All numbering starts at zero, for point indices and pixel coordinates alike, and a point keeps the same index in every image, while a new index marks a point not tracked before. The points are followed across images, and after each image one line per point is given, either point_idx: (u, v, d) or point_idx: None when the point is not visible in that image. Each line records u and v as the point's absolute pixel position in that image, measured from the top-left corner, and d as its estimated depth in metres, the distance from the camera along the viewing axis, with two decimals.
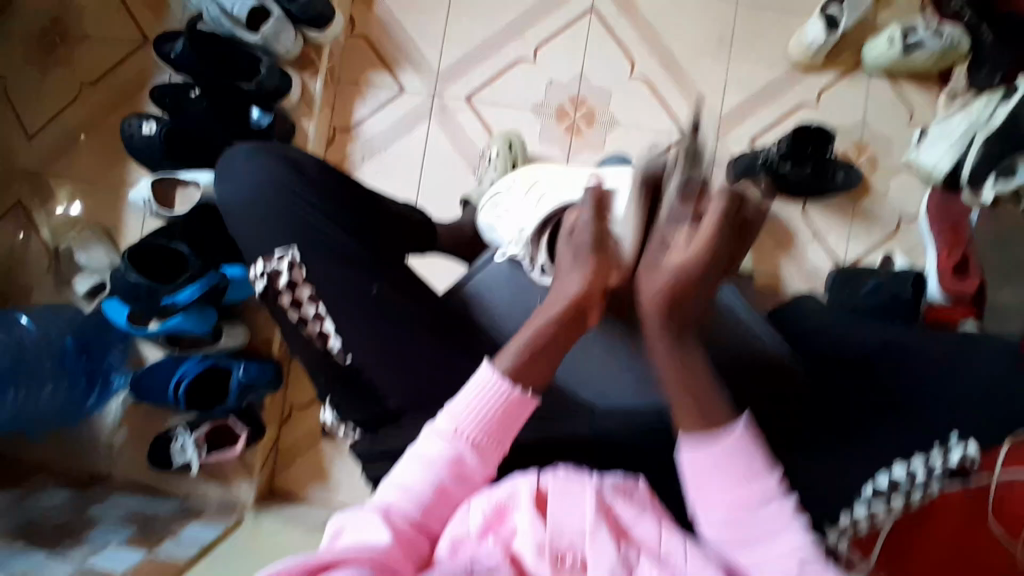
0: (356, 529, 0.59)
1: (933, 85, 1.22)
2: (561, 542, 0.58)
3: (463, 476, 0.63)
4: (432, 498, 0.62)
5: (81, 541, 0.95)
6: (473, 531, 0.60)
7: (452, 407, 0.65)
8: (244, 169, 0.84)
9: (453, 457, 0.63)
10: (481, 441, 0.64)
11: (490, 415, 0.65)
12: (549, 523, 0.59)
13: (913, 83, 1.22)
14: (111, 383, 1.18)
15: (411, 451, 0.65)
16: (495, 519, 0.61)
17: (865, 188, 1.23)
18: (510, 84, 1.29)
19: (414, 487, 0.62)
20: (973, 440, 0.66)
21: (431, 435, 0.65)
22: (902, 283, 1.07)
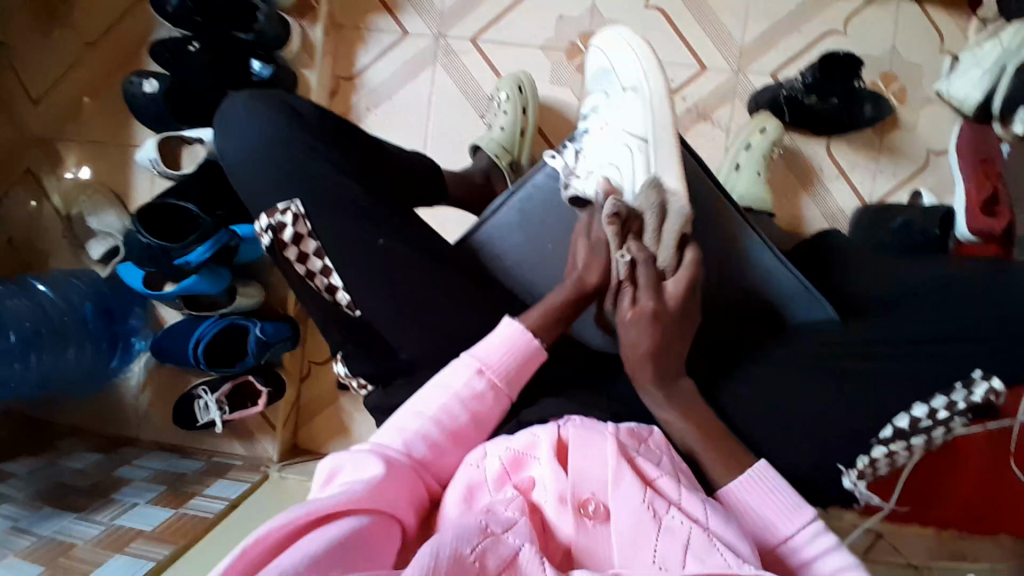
0: (355, 467, 0.59)
1: (970, 6, 1.14)
2: (583, 491, 0.60)
3: (478, 410, 0.68)
4: (442, 439, 0.65)
5: (112, 501, 0.98)
6: (490, 480, 0.63)
7: (477, 347, 0.71)
8: (244, 122, 0.81)
9: (474, 390, 0.68)
10: (500, 378, 0.70)
11: (511, 356, 0.71)
12: (569, 471, 0.61)
13: (949, 3, 1.15)
14: (132, 348, 1.18)
15: (432, 383, 0.69)
16: (512, 469, 0.63)
17: (893, 122, 1.18)
18: (516, 22, 1.23)
19: (428, 415, 0.66)
20: (996, 377, 0.69)
21: (455, 368, 0.70)
22: (931, 217, 1.05)
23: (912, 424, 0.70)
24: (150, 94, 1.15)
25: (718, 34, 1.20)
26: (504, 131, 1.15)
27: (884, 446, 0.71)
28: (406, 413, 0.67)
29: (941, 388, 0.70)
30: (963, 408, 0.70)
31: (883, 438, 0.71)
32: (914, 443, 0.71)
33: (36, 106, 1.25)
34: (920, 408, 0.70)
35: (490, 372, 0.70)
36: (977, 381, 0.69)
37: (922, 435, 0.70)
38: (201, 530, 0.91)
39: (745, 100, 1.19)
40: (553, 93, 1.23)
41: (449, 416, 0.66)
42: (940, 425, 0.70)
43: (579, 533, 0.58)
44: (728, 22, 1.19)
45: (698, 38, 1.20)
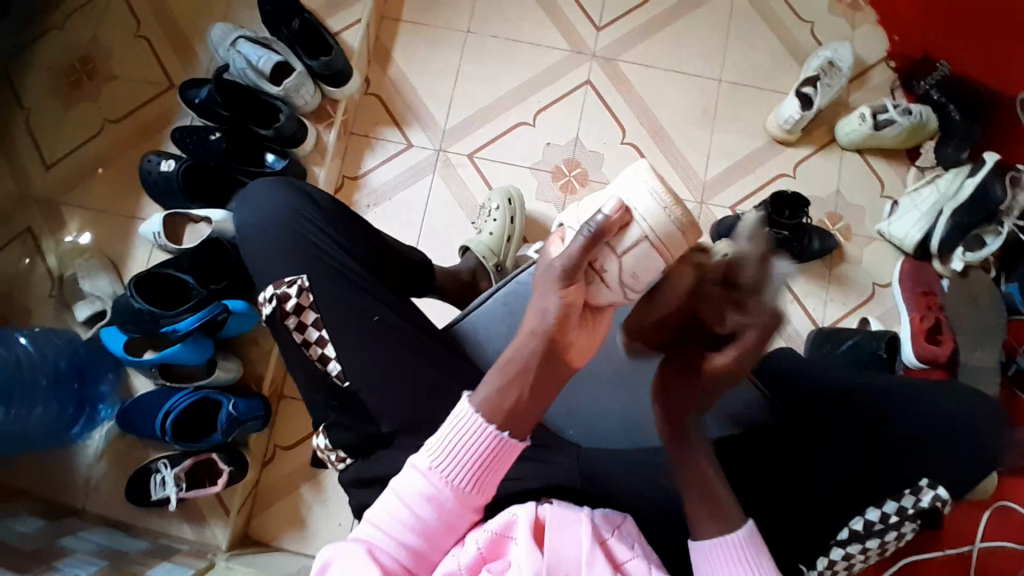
0: (342, 563, 0.64)
1: (903, 161, 1.33)
2: (559, 571, 0.64)
3: (445, 511, 0.67)
4: (420, 542, 0.67)
5: (51, 570, 0.91)
6: (465, 565, 0.65)
7: (434, 448, 0.68)
8: (263, 199, 0.89)
9: (432, 493, 0.67)
10: (458, 479, 0.67)
11: (473, 459, 0.67)
12: (546, 552, 0.65)
13: (883, 159, 1.34)
14: (96, 415, 1.17)
15: (394, 485, 0.69)
16: (490, 553, 0.67)
17: (841, 255, 1.32)
18: (510, 144, 1.38)
19: (396, 525, 0.67)
20: (941, 485, 0.79)
21: (411, 470, 0.68)
22: (878, 339, 1.15)
23: (866, 527, 0.78)
24: (165, 172, 1.23)
25: (685, 167, 1.36)
26: (492, 236, 1.25)
27: (840, 548, 0.78)
28: (374, 519, 0.68)
29: (894, 493, 0.79)
30: (912, 513, 0.78)
31: (840, 540, 0.78)
32: (867, 546, 0.78)
33: (48, 170, 1.32)
34: (874, 512, 0.78)
35: (441, 472, 0.67)
36: (925, 489, 0.79)
37: (875, 538, 0.77)
38: None
39: (710, 224, 1.33)
40: (538, 207, 1.35)
41: (417, 521, 0.67)
42: (891, 528, 0.78)
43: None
44: (695, 157, 1.37)
45: (668, 169, 1.36)
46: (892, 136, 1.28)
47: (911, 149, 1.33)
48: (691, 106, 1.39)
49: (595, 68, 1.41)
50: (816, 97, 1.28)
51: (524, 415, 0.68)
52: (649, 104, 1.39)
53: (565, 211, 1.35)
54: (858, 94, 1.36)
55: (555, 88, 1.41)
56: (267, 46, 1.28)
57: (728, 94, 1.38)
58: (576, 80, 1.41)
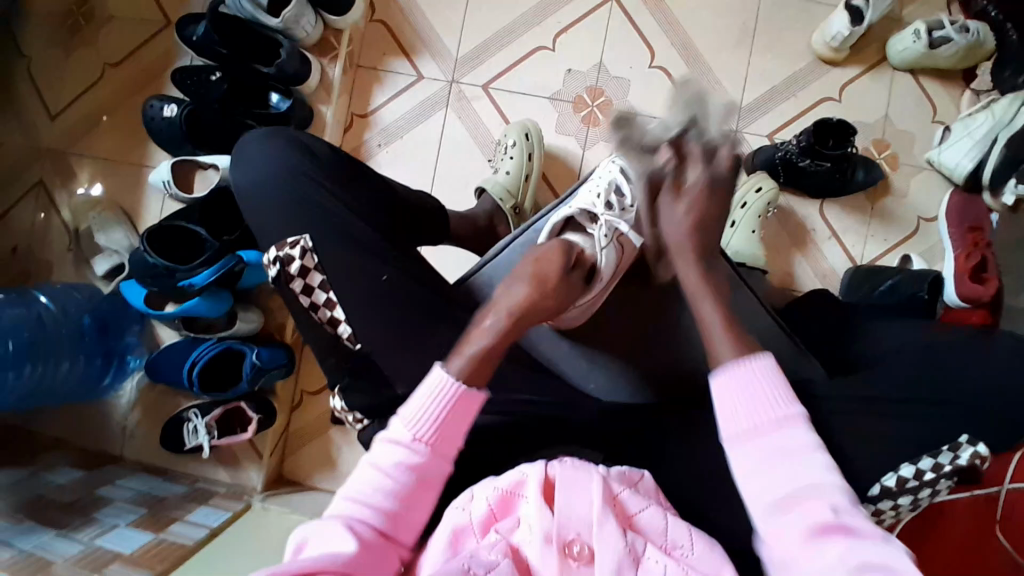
0: (318, 541, 0.62)
1: (958, 83, 1.21)
2: (568, 532, 0.64)
3: (425, 475, 0.67)
4: (399, 506, 0.65)
5: (90, 523, 0.96)
6: (477, 520, 0.66)
7: (406, 413, 0.68)
8: (263, 153, 0.84)
9: (409, 460, 0.66)
10: (433, 442, 0.67)
11: (443, 415, 0.68)
12: (555, 512, 0.65)
13: (939, 79, 1.21)
14: (126, 365, 1.20)
15: (370, 456, 0.68)
16: (500, 510, 0.67)
17: (886, 188, 1.22)
18: (527, 72, 1.28)
19: (376, 494, 0.65)
20: (982, 442, 0.74)
21: (386, 443, 0.67)
22: (920, 281, 1.07)
23: (899, 484, 0.74)
24: (169, 118, 1.19)
25: (719, 94, 1.25)
26: (508, 176, 1.18)
27: (873, 505, 0.75)
28: (353, 489, 0.66)
29: (929, 451, 0.75)
30: (949, 470, 0.74)
31: (872, 496, 0.75)
32: (899, 503, 0.75)
33: (54, 121, 1.28)
34: (907, 468, 0.74)
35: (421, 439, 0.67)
36: (963, 445, 0.74)
37: (909, 495, 0.74)
38: (185, 552, 0.89)
39: (745, 155, 1.24)
40: (558, 142, 1.27)
41: (396, 485, 0.66)
42: (925, 486, 0.74)
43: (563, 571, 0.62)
44: (729, 82, 1.25)
45: (699, 96, 1.25)
46: (947, 58, 1.15)
47: (966, 71, 1.20)
48: (727, 23, 1.25)
49: None
50: (866, 11, 1.14)
51: (489, 366, 0.70)
52: (680, 22, 1.26)
53: (586, 146, 1.27)
54: (914, 6, 1.22)
55: (575, 6, 1.28)
56: None
57: (769, 8, 1.24)
58: None
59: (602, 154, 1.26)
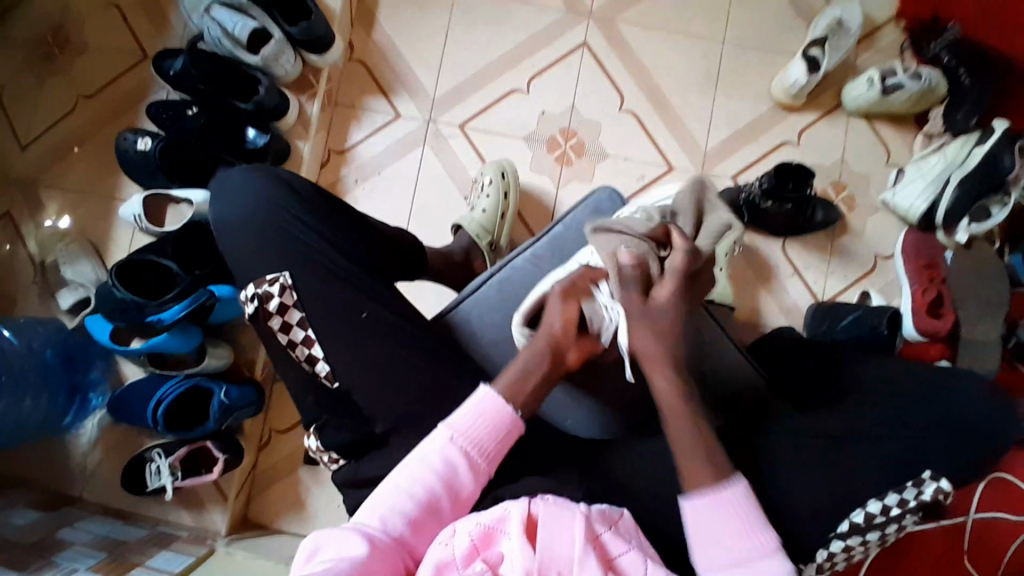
0: (334, 545, 0.63)
1: (911, 127, 1.29)
2: (551, 569, 0.63)
3: (454, 484, 0.69)
4: (421, 515, 0.68)
5: (48, 566, 0.91)
6: (459, 557, 0.64)
7: (455, 425, 0.71)
8: (242, 189, 0.84)
9: (447, 466, 0.69)
10: (472, 451, 0.70)
11: (491, 433, 0.71)
12: (538, 551, 0.64)
13: (890, 126, 1.29)
14: (88, 403, 1.16)
15: (405, 462, 0.71)
16: (482, 544, 0.65)
17: (844, 227, 1.28)
18: (503, 112, 1.32)
19: (400, 500, 0.68)
20: (945, 479, 0.75)
21: (426, 445, 0.70)
22: (880, 316, 1.12)
23: (867, 520, 0.75)
24: (142, 151, 1.18)
25: (687, 136, 1.31)
26: (485, 214, 1.20)
27: (841, 540, 0.76)
28: (382, 491, 0.69)
29: (896, 486, 0.76)
30: (913, 506, 0.75)
31: (840, 533, 0.76)
32: (867, 538, 0.75)
33: (22, 151, 1.25)
34: (875, 504, 0.75)
35: (462, 444, 0.71)
36: (927, 482, 0.75)
37: (876, 531, 0.75)
38: None
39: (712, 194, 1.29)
40: (533, 180, 1.31)
41: (428, 496, 0.68)
42: (891, 521, 0.75)
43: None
44: (696, 125, 1.31)
45: (668, 138, 1.31)
46: (902, 101, 1.23)
47: (918, 115, 1.28)
48: (693, 69, 1.32)
49: (592, 29, 1.34)
50: (823, 60, 1.23)
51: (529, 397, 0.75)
52: (649, 68, 1.33)
53: (560, 184, 1.30)
54: (867, 56, 1.31)
55: (550, 51, 1.33)
56: (243, 11, 1.19)
57: (732, 57, 1.31)
58: (572, 42, 1.33)
59: (576, 192, 1.30)
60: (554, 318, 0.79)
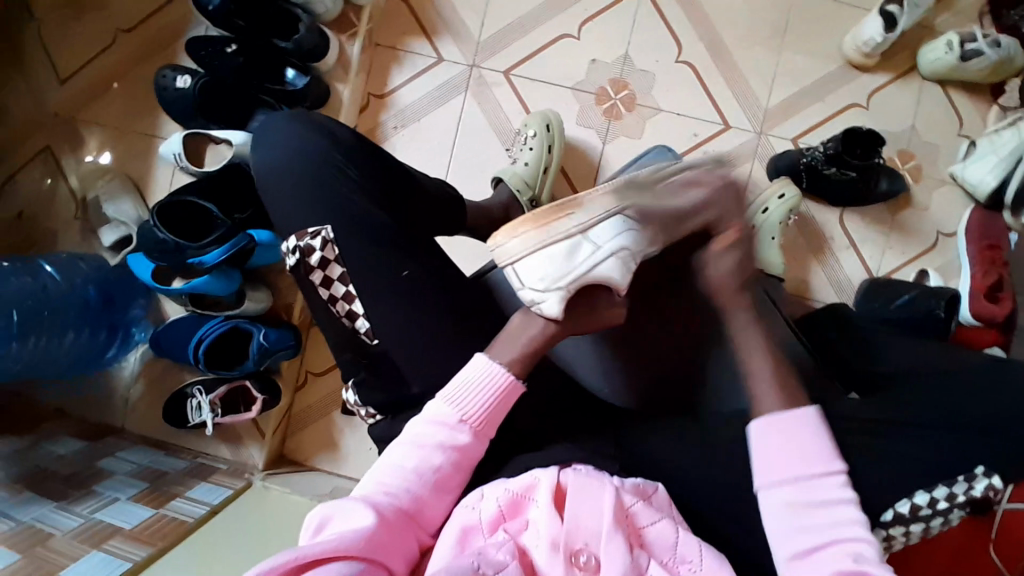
0: (341, 517, 0.62)
1: (984, 97, 1.18)
2: (577, 540, 0.64)
3: (462, 457, 0.69)
4: (428, 489, 0.67)
5: (90, 494, 0.98)
6: (486, 520, 0.66)
7: (452, 396, 0.70)
8: (283, 138, 0.82)
9: (453, 439, 0.69)
10: (478, 424, 0.70)
11: (489, 399, 0.71)
12: (565, 520, 0.65)
13: (964, 95, 1.19)
14: (130, 338, 1.20)
15: (408, 434, 0.69)
16: (509, 512, 0.67)
17: (906, 200, 1.20)
18: (551, 60, 1.25)
19: (407, 472, 0.67)
20: (998, 476, 0.72)
21: (433, 420, 0.70)
22: (936, 298, 1.04)
23: (912, 510, 0.71)
24: (182, 89, 1.16)
25: (746, 94, 1.22)
26: (527, 167, 1.16)
27: (885, 529, 0.72)
28: (385, 463, 0.68)
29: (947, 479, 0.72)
30: (962, 500, 0.71)
31: (884, 522, 0.71)
32: (911, 529, 0.72)
33: (63, 86, 1.24)
34: (922, 495, 0.71)
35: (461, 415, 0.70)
36: (979, 477, 0.72)
37: (921, 523, 0.71)
38: (183, 532, 0.91)
39: (767, 159, 1.22)
40: (579, 135, 1.25)
41: (430, 469, 0.67)
42: (938, 514, 0.72)
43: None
44: (757, 83, 1.22)
45: (726, 95, 1.23)
46: (980, 69, 1.12)
47: (994, 85, 1.18)
48: (758, 21, 1.22)
49: None
50: (902, 18, 1.11)
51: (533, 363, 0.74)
52: (711, 18, 1.23)
53: (608, 139, 1.24)
54: (947, 15, 1.18)
55: None
56: None
57: (801, 9, 1.21)
58: None
59: (624, 148, 1.24)
60: (518, 333, 0.74)
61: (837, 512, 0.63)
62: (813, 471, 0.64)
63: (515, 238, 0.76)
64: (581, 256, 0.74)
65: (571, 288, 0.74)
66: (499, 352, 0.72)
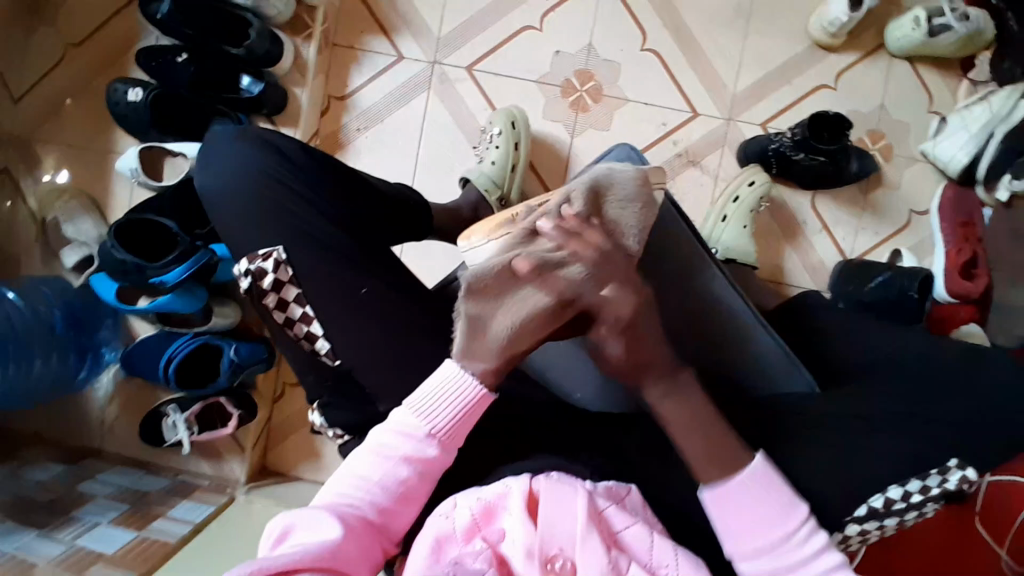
0: (304, 529, 0.60)
1: (955, 71, 1.17)
2: (552, 546, 0.62)
3: (427, 470, 0.67)
4: (393, 503, 0.65)
5: (70, 522, 0.97)
6: (460, 530, 0.63)
7: (420, 406, 0.67)
8: (230, 156, 0.80)
9: (420, 453, 0.66)
10: (448, 438, 0.67)
11: (460, 412, 0.67)
12: (539, 526, 0.62)
13: (933, 69, 1.17)
14: (102, 358, 1.17)
15: (373, 444, 0.67)
16: (483, 520, 0.64)
17: (878, 180, 1.19)
18: (514, 53, 1.22)
19: (374, 481, 0.65)
20: (971, 467, 0.68)
21: (399, 433, 0.66)
22: (910, 278, 1.02)
23: (886, 504, 0.66)
24: (135, 103, 1.13)
25: (713, 80, 1.20)
26: (494, 166, 1.14)
27: (857, 525, 0.67)
28: (347, 476, 0.66)
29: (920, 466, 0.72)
30: (936, 493, 0.67)
31: (857, 517, 0.67)
32: (884, 524, 0.67)
33: (15, 104, 1.20)
34: (895, 489, 0.67)
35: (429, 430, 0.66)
36: (952, 469, 0.68)
37: (895, 518, 0.67)
38: (166, 554, 0.90)
39: (737, 145, 1.20)
40: (546, 128, 1.22)
41: (396, 481, 0.65)
42: (913, 508, 0.67)
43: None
44: (724, 68, 1.20)
45: (693, 81, 1.20)
46: (950, 44, 1.10)
47: (965, 59, 1.17)
48: (723, 5, 1.20)
49: None
50: None
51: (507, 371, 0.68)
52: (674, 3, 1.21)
53: (576, 131, 1.22)
54: None
55: None
56: None
57: None
58: None
59: (593, 141, 1.22)
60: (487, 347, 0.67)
61: (796, 549, 0.61)
62: (772, 528, 0.61)
63: (491, 239, 0.74)
64: (547, 259, 0.67)
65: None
66: (471, 361, 0.67)
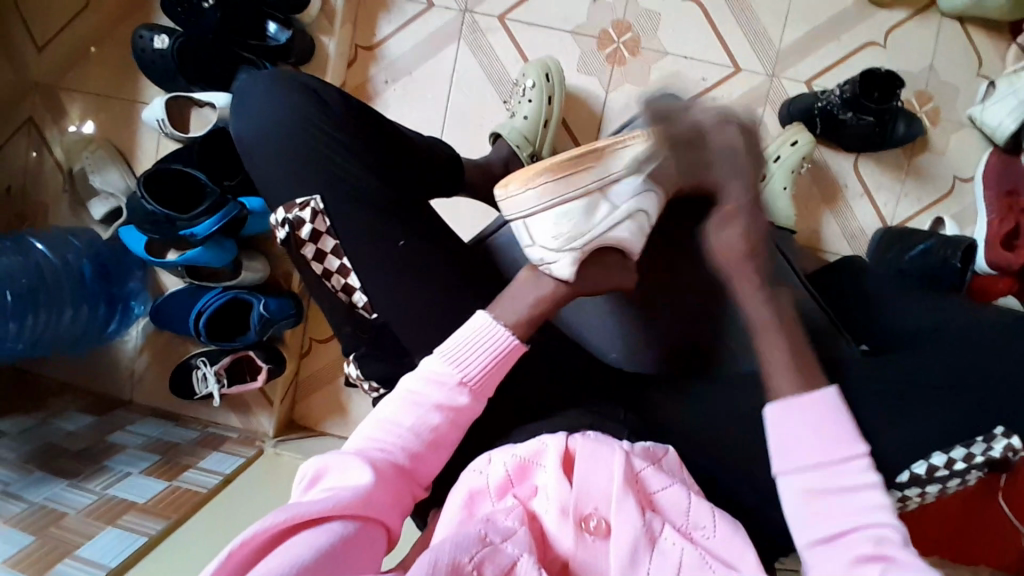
0: (334, 473, 0.58)
1: (1004, 36, 1.11)
2: (586, 506, 0.59)
3: (457, 418, 0.64)
4: (423, 449, 0.62)
5: (103, 470, 0.99)
6: (494, 486, 0.61)
7: (451, 353, 0.64)
8: (264, 100, 0.77)
9: (449, 400, 0.63)
10: (480, 387, 0.64)
11: (490, 361, 0.65)
12: (573, 485, 0.60)
13: (984, 33, 1.11)
14: (130, 310, 1.18)
15: (402, 390, 0.64)
16: (517, 477, 0.62)
17: (922, 144, 1.15)
18: (548, 2, 1.17)
19: (403, 426, 0.62)
20: (1018, 435, 0.63)
21: (430, 379, 0.63)
22: (954, 246, 1.00)
23: (928, 472, 0.65)
24: (160, 51, 1.10)
25: (757, 34, 1.15)
26: (526, 121, 1.10)
27: (898, 492, 0.66)
28: (376, 422, 0.63)
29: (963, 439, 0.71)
30: (980, 461, 0.64)
31: (898, 484, 0.66)
32: (926, 490, 0.66)
33: (41, 53, 1.18)
34: (939, 456, 0.65)
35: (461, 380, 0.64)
36: (997, 437, 0.64)
37: (937, 484, 0.65)
38: (194, 506, 0.91)
39: (778, 103, 1.15)
40: (580, 82, 1.18)
41: (426, 428, 0.62)
42: (955, 475, 0.65)
43: (578, 548, 0.57)
44: (769, 21, 1.15)
45: (736, 35, 1.15)
46: (1002, 5, 1.04)
47: (1015, 23, 1.10)
48: None
49: None
50: None
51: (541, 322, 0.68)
52: None
53: (611, 87, 1.18)
54: None
55: None
56: None
57: None
58: None
59: (628, 97, 1.17)
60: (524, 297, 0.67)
61: (861, 496, 0.56)
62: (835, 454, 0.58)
63: (529, 189, 0.67)
64: (599, 216, 0.68)
65: (587, 249, 0.67)
66: (502, 311, 0.66)
